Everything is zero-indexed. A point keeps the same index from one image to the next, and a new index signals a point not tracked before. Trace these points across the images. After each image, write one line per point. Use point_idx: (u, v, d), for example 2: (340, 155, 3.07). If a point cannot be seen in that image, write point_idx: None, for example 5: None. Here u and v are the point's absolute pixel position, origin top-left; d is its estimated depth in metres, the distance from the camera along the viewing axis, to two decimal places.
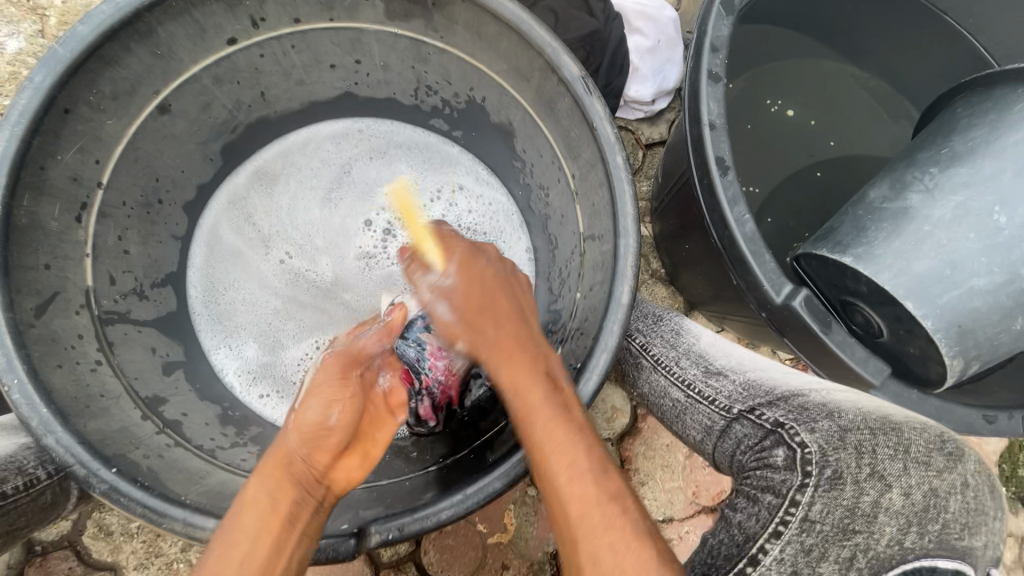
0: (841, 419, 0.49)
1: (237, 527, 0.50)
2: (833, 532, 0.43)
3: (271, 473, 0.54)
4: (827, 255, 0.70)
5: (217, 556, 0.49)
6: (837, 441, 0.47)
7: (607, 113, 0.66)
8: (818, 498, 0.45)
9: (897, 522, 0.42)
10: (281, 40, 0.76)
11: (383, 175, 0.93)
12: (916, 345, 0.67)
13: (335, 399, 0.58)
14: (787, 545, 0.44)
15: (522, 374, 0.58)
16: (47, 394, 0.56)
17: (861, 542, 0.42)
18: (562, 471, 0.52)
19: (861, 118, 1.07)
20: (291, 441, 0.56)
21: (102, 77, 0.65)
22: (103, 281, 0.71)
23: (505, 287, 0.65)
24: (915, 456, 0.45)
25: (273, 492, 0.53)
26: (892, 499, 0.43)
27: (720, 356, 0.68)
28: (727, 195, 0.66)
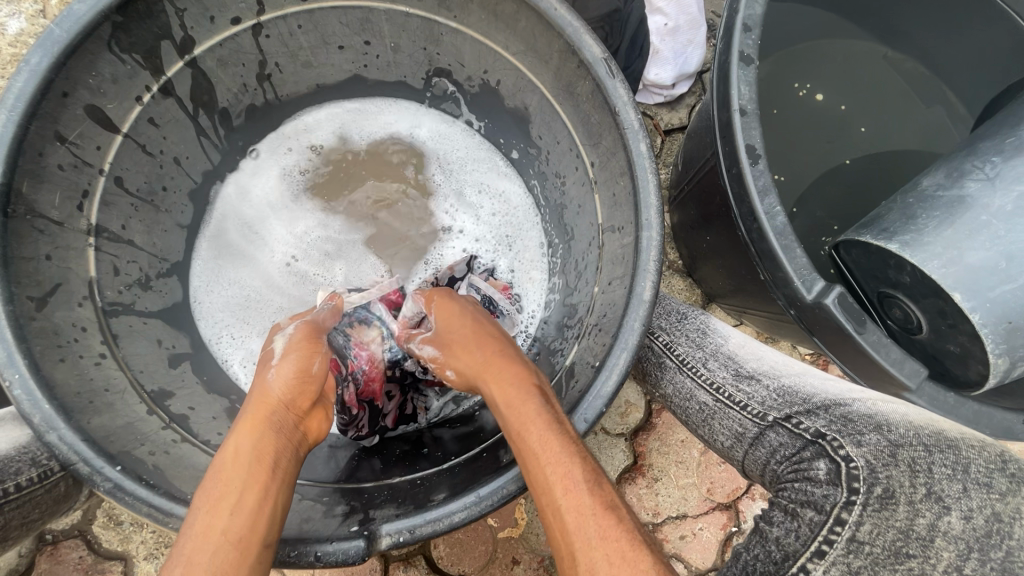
0: (892, 433, 0.46)
1: (222, 480, 0.48)
2: (884, 554, 0.40)
3: (252, 425, 0.52)
4: (870, 242, 0.67)
5: (204, 512, 0.46)
6: (888, 457, 0.44)
7: (631, 98, 0.63)
8: (868, 518, 0.42)
9: (956, 547, 0.39)
10: (287, 19, 0.73)
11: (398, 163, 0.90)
12: (957, 342, 0.64)
13: (300, 352, 0.60)
14: (832, 566, 0.41)
15: (507, 383, 0.57)
16: (48, 389, 0.54)
17: (916, 568, 0.39)
18: (556, 483, 0.49)
19: (892, 103, 1.02)
20: (269, 394, 0.56)
21: (102, 58, 0.62)
22: (108, 272, 0.69)
23: (470, 313, 0.68)
24: (975, 479, 0.42)
25: (257, 442, 0.51)
26: (951, 523, 0.40)
27: (751, 358, 0.64)
28: (757, 185, 0.62)
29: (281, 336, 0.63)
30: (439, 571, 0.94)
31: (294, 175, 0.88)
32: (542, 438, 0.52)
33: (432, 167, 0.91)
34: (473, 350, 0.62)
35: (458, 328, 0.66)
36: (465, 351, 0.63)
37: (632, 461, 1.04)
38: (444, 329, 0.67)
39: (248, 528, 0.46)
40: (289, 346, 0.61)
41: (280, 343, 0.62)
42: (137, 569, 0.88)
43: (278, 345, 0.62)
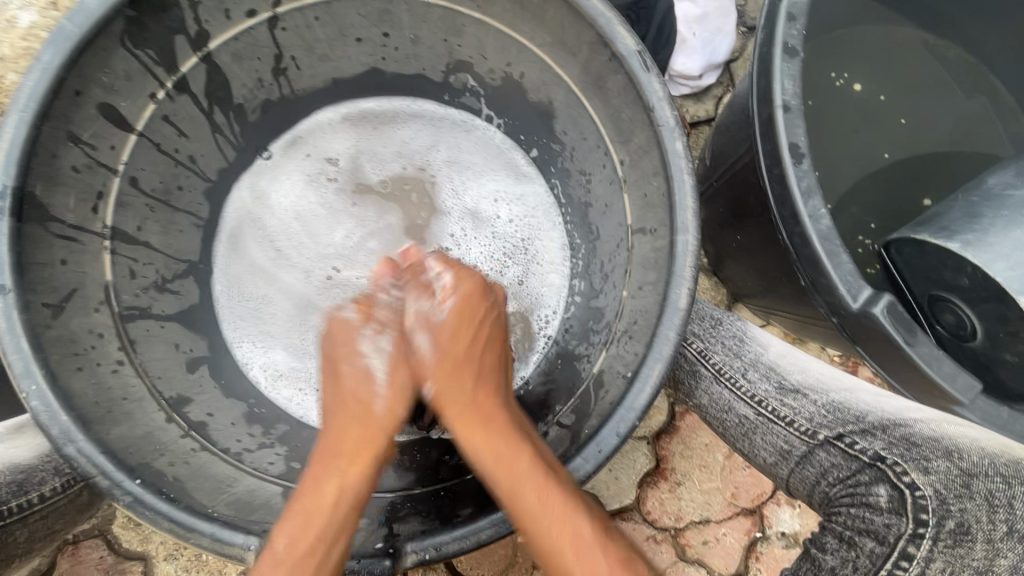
0: (964, 461, 0.45)
1: (312, 509, 0.53)
2: None
3: (354, 462, 0.56)
4: (928, 240, 0.66)
5: (295, 541, 0.51)
6: (961, 488, 0.44)
7: (666, 94, 0.59)
8: (939, 554, 0.42)
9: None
10: (304, 12, 0.70)
11: (433, 157, 0.87)
12: (1015, 350, 0.62)
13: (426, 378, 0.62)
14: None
15: (504, 448, 0.56)
16: (67, 400, 0.53)
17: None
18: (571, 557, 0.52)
19: (934, 94, 0.97)
20: (370, 419, 0.59)
21: (115, 54, 0.60)
22: (124, 275, 0.67)
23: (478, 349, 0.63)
24: None
25: (359, 484, 0.55)
26: None
27: (794, 371, 0.62)
28: (801, 187, 0.59)
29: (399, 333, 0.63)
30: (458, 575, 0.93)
31: (328, 171, 0.84)
32: (555, 521, 0.53)
33: (466, 160, 0.87)
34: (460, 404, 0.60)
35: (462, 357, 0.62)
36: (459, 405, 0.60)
37: (655, 464, 1.01)
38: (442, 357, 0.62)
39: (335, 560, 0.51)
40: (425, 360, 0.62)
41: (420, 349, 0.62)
42: (157, 569, 0.87)
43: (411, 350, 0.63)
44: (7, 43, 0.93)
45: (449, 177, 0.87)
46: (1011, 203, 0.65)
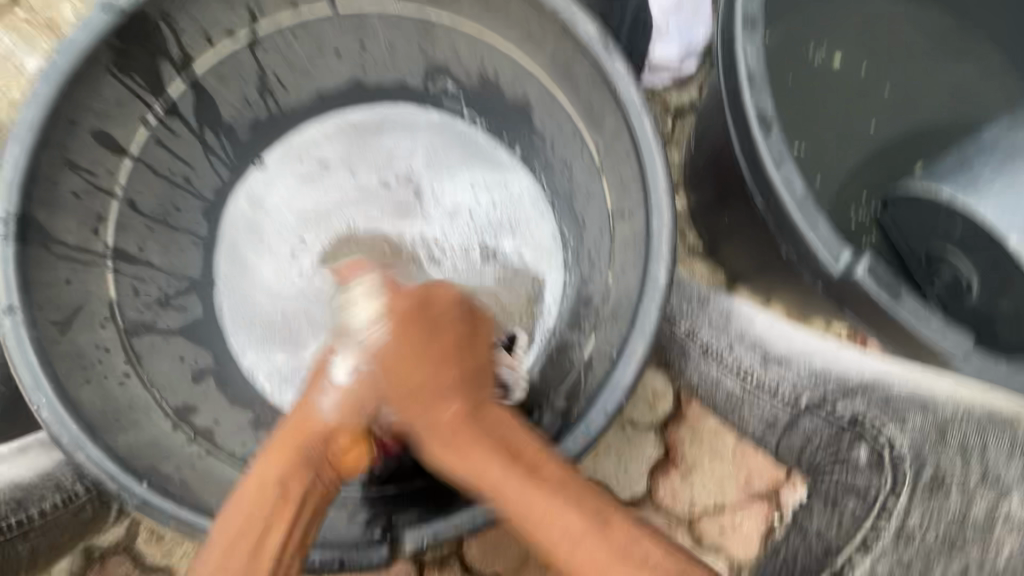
0: (938, 415, 0.54)
1: (241, 514, 0.48)
2: (936, 543, 0.50)
3: (280, 455, 0.50)
4: (920, 189, 0.67)
5: (222, 544, 0.47)
6: (936, 439, 0.53)
7: (631, 75, 0.60)
8: (915, 509, 0.51)
9: (1018, 534, 0.50)
10: (281, 30, 0.74)
11: (427, 156, 0.87)
12: (1010, 298, 0.61)
13: (358, 403, 0.52)
14: (879, 557, 0.50)
15: (467, 432, 0.51)
16: (75, 410, 0.56)
17: (971, 557, 0.50)
18: (554, 538, 0.46)
19: (919, 59, 0.96)
20: (311, 420, 0.52)
21: (105, 84, 0.63)
22: (127, 293, 0.70)
23: (421, 345, 0.54)
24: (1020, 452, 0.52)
25: (286, 475, 0.50)
26: (1010, 508, 0.51)
27: (777, 339, 0.62)
28: (772, 154, 0.59)
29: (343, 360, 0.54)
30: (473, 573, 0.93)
31: (324, 175, 0.85)
32: (525, 501, 0.47)
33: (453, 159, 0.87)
34: (405, 397, 0.52)
35: (411, 361, 0.53)
36: (411, 407, 0.52)
37: (664, 452, 1.00)
38: (382, 356, 0.54)
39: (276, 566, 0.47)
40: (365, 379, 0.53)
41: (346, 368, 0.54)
42: None
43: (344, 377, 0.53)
44: (16, 88, 0.98)
45: (434, 170, 0.87)
46: (992, 154, 0.64)
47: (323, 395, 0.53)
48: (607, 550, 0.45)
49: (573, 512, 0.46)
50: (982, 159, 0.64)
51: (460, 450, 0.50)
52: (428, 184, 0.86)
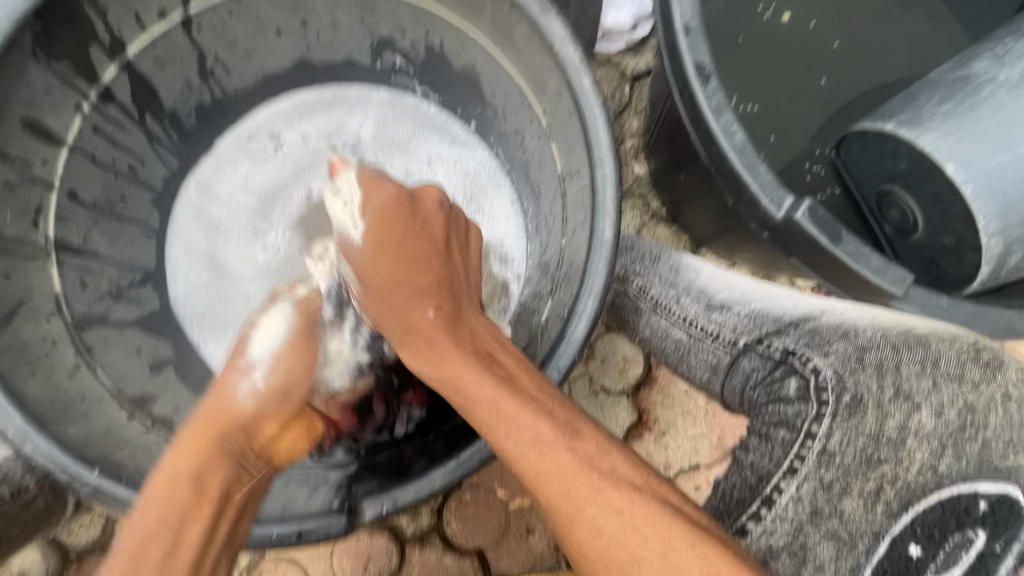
0: (858, 338, 0.53)
1: (154, 512, 0.46)
2: (854, 463, 0.51)
3: (194, 446, 0.50)
4: (870, 126, 0.67)
5: (135, 542, 0.45)
6: (855, 362, 0.52)
7: (567, 33, 0.60)
8: (837, 429, 0.52)
9: (928, 446, 0.48)
10: (216, 9, 0.72)
11: (376, 133, 0.87)
12: (952, 232, 0.62)
13: (286, 357, 0.58)
14: (804, 480, 0.52)
15: (447, 339, 0.52)
16: (20, 403, 0.55)
17: (888, 471, 0.49)
18: (527, 450, 0.46)
19: (866, 13, 0.96)
20: (227, 409, 0.53)
21: (30, 69, 0.61)
22: (74, 285, 0.69)
23: (419, 258, 0.56)
24: (945, 371, 0.49)
25: (201, 469, 0.49)
26: (920, 422, 0.49)
27: (721, 287, 0.64)
28: (712, 104, 0.59)
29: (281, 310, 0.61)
30: (454, 548, 0.93)
31: (271, 156, 0.85)
32: (493, 406, 0.48)
33: (404, 135, 0.88)
34: (397, 307, 0.55)
35: (394, 272, 0.56)
36: (397, 318, 0.55)
37: (637, 417, 1.01)
38: (375, 266, 0.56)
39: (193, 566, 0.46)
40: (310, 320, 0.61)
41: (276, 329, 0.59)
42: None
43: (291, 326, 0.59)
44: None
45: (387, 147, 0.88)
46: (929, 95, 0.65)
47: (240, 376, 0.55)
48: (575, 461, 0.46)
49: (542, 429, 0.47)
50: (924, 99, 0.64)
51: (435, 363, 0.52)
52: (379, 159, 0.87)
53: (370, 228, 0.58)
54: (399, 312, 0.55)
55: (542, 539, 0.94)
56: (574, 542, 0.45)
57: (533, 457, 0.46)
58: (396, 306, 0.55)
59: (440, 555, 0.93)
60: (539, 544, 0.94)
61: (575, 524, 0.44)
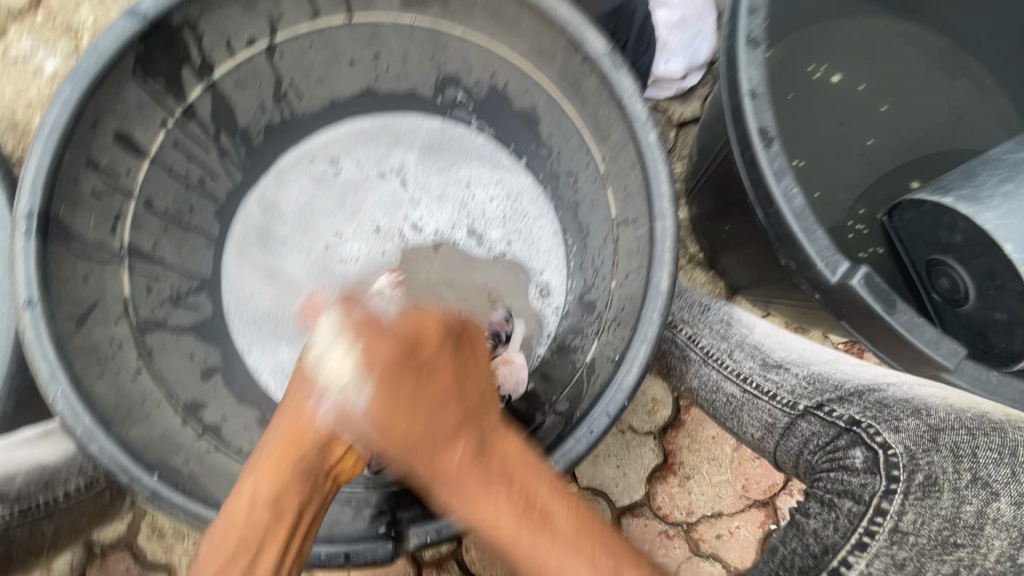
0: (931, 417, 0.46)
1: (235, 534, 0.46)
2: (930, 544, 0.43)
3: (273, 467, 0.49)
4: (927, 198, 0.69)
5: (215, 565, 0.45)
6: (928, 442, 0.45)
7: (637, 89, 0.62)
8: (910, 508, 0.44)
9: (1009, 536, 0.41)
10: (299, 39, 0.76)
11: (426, 160, 0.91)
12: (1004, 307, 0.62)
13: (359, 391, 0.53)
14: (875, 558, 0.43)
15: (450, 464, 0.47)
16: (90, 403, 0.57)
17: (965, 557, 0.42)
18: None
19: (916, 80, 0.98)
20: (305, 427, 0.52)
21: (127, 86, 0.65)
22: (141, 290, 0.72)
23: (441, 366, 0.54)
24: (1021, 462, 0.43)
25: (280, 491, 0.48)
26: (999, 510, 0.42)
27: (777, 347, 0.65)
28: (773, 168, 0.61)
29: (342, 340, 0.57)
30: None
31: (326, 177, 0.89)
32: (519, 543, 0.43)
33: (453, 165, 0.91)
34: (398, 395, 0.52)
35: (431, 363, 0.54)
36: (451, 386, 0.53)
37: (662, 459, 1.01)
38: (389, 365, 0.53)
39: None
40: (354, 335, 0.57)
41: (335, 362, 0.54)
42: None
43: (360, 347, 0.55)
44: (35, 89, 1.00)
45: (436, 172, 0.91)
46: (985, 173, 0.66)
47: (314, 402, 0.53)
48: None
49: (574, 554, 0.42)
50: (984, 176, 0.65)
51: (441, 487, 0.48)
52: (428, 186, 0.91)
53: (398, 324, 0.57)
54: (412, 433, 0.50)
55: None
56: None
57: None
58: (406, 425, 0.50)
59: None
60: None
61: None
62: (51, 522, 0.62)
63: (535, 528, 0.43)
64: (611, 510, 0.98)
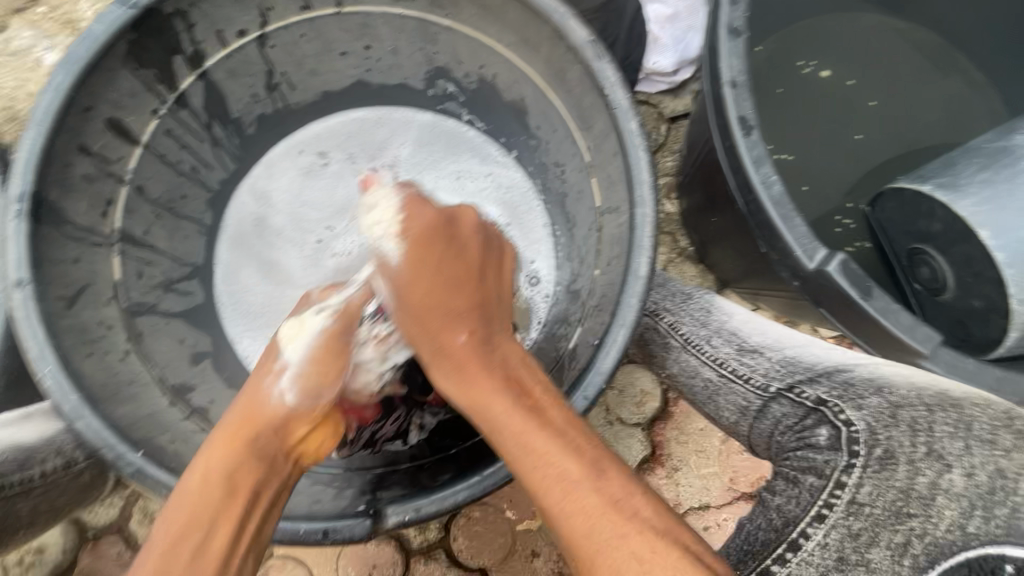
0: (892, 395, 0.48)
1: (187, 507, 0.48)
2: (885, 515, 0.42)
3: (227, 442, 0.52)
4: (907, 187, 0.69)
5: (164, 539, 0.46)
6: (888, 418, 0.47)
7: (619, 78, 0.63)
8: (867, 480, 0.44)
9: (958, 505, 0.40)
10: (290, 29, 0.77)
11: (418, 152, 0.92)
12: (981, 295, 0.63)
13: (313, 368, 0.58)
14: (832, 529, 0.44)
15: (474, 356, 0.54)
16: (77, 382, 0.58)
17: (917, 527, 0.40)
18: (555, 487, 0.46)
19: (906, 75, 0.99)
20: (260, 409, 0.55)
21: (119, 74, 0.67)
22: (132, 275, 0.73)
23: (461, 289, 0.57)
24: (979, 435, 0.42)
25: (235, 463, 0.51)
26: (952, 481, 0.41)
27: (755, 333, 0.66)
28: (752, 156, 0.61)
29: (290, 324, 0.61)
30: (459, 565, 0.94)
31: (319, 169, 0.90)
32: (516, 441, 0.49)
33: (445, 156, 0.92)
34: (422, 272, 0.57)
35: (444, 295, 0.56)
36: (438, 335, 0.55)
37: (650, 451, 1.01)
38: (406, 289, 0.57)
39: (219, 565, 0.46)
40: (274, 343, 0.60)
41: (306, 328, 0.60)
42: None
43: (282, 359, 0.58)
44: (34, 80, 1.02)
45: (428, 164, 0.92)
46: (964, 163, 0.67)
47: (274, 381, 0.57)
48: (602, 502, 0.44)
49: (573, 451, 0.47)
50: (963, 165, 0.66)
51: (461, 380, 0.53)
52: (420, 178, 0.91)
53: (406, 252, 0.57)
54: (438, 324, 0.56)
55: (547, 564, 0.94)
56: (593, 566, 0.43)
57: (560, 496, 0.45)
58: (433, 320, 0.56)
59: (443, 570, 0.93)
60: (542, 569, 0.94)
61: (598, 548, 0.43)
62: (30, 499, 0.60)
63: (539, 440, 0.48)
64: None
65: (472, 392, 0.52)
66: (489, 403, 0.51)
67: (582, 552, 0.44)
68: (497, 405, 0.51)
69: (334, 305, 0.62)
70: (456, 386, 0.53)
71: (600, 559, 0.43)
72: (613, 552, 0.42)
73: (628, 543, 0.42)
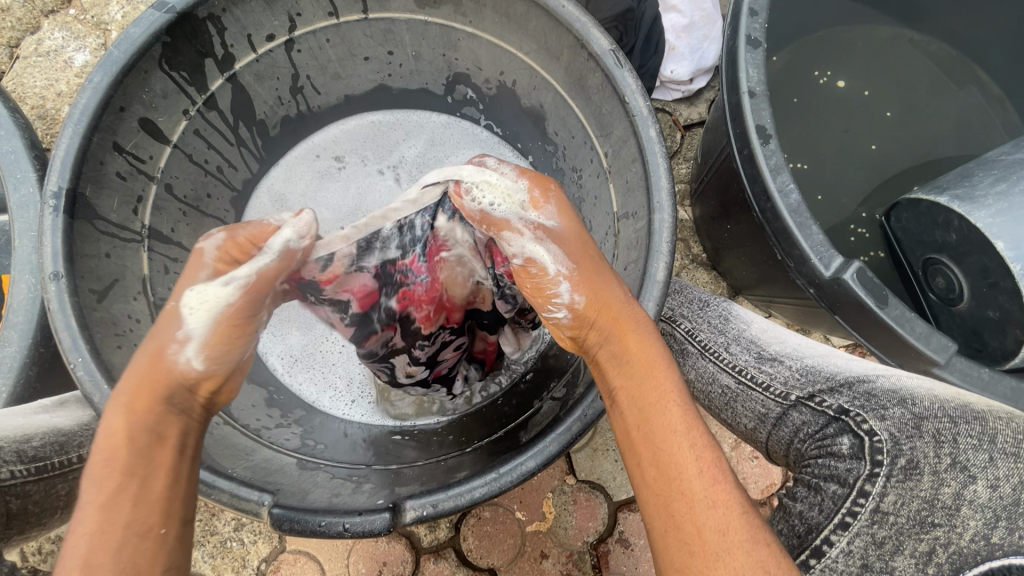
0: (915, 406, 0.48)
1: (104, 472, 0.46)
2: (909, 524, 0.43)
3: (142, 402, 0.49)
4: (923, 198, 0.70)
5: (97, 503, 0.44)
6: (912, 428, 0.46)
7: (639, 86, 0.64)
8: (891, 489, 0.45)
9: (983, 516, 0.42)
10: (317, 34, 0.79)
11: (432, 154, 0.96)
12: (997, 305, 0.63)
13: (220, 340, 0.53)
14: (855, 537, 0.44)
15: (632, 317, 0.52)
16: (108, 372, 0.60)
17: (942, 536, 0.42)
18: (700, 475, 0.45)
19: (921, 86, 1.00)
20: (168, 367, 0.51)
21: (154, 75, 0.68)
22: (158, 270, 0.75)
23: (606, 265, 0.57)
24: (1002, 448, 0.43)
25: (154, 420, 0.49)
26: (977, 492, 0.42)
27: (773, 342, 0.66)
28: (769, 164, 0.62)
29: (193, 293, 0.53)
30: (469, 564, 0.94)
31: (338, 170, 0.94)
32: (678, 420, 0.47)
33: (456, 157, 0.96)
34: (581, 257, 0.56)
35: (596, 263, 0.56)
36: (599, 301, 0.54)
37: None
38: (581, 261, 0.55)
39: (161, 507, 0.46)
40: (173, 311, 0.53)
41: (215, 298, 0.53)
42: None
43: (184, 329, 0.52)
44: (65, 80, 1.05)
45: (429, 164, 0.96)
46: (980, 175, 0.67)
47: (176, 345, 0.52)
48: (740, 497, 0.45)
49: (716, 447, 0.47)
50: (980, 176, 0.67)
51: (626, 340, 0.52)
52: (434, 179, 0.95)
53: (563, 219, 0.57)
54: (615, 301, 0.53)
55: (555, 565, 0.95)
56: (703, 564, 0.42)
57: (703, 483, 0.45)
58: (609, 295, 0.54)
59: (453, 568, 0.94)
60: (551, 570, 0.95)
61: (717, 547, 0.42)
62: (68, 482, 0.63)
63: (689, 424, 0.47)
64: (608, 504, 0.97)
65: (633, 357, 0.51)
66: (645, 374, 0.50)
67: (699, 547, 0.43)
68: (649, 378, 0.50)
69: (244, 277, 0.54)
70: (619, 350, 0.52)
71: (717, 563, 0.42)
72: (731, 556, 0.42)
73: (755, 550, 0.42)
